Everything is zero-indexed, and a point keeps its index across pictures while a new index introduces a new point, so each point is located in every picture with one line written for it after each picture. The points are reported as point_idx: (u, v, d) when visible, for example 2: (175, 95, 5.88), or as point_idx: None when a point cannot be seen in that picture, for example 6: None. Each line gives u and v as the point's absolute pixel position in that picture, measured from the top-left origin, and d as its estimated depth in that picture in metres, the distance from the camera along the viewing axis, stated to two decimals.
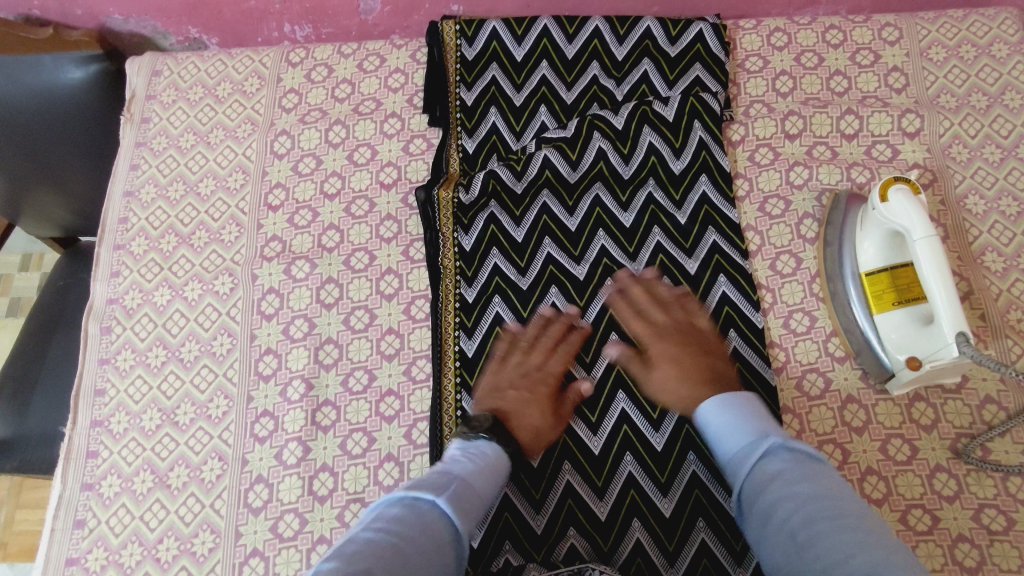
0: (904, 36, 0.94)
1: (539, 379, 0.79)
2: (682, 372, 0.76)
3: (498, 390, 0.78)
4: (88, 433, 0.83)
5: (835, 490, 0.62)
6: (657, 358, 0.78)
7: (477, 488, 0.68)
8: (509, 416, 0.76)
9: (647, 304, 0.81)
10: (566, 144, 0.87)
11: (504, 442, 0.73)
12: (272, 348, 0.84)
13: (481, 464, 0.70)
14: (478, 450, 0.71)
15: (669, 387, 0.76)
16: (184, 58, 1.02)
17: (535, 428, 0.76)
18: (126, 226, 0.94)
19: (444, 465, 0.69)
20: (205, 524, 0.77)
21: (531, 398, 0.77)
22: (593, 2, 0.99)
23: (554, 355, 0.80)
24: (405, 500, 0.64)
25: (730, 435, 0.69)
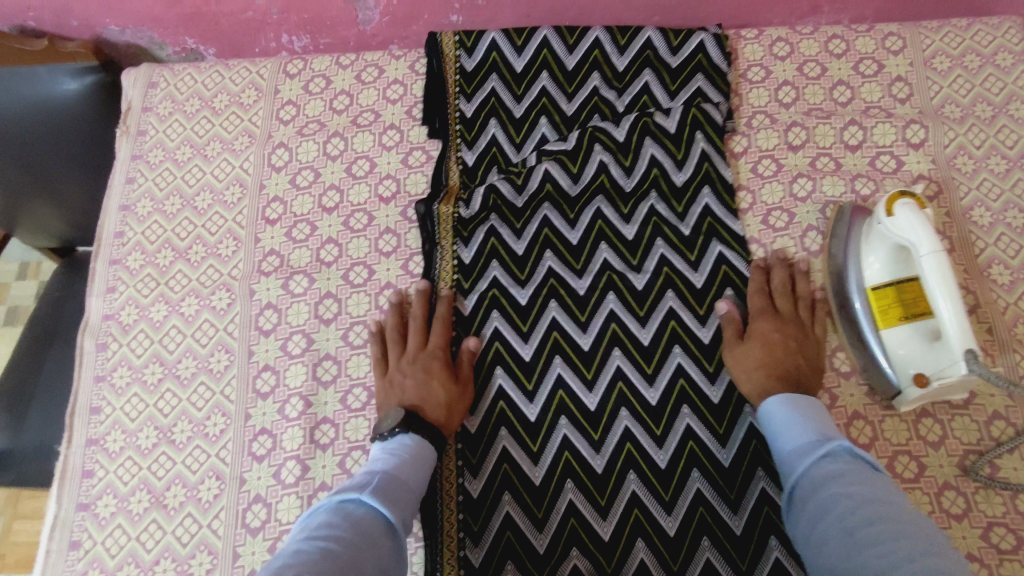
0: (907, 46, 0.93)
1: (428, 358, 0.79)
2: (771, 356, 0.76)
3: (393, 384, 0.77)
4: (83, 452, 0.82)
5: (887, 494, 0.59)
6: (755, 334, 0.77)
7: (405, 482, 0.66)
8: (417, 406, 0.75)
9: (775, 293, 0.80)
10: (567, 157, 0.87)
11: (421, 429, 0.73)
12: (270, 364, 0.83)
13: (403, 457, 0.69)
14: (399, 444, 0.71)
15: (749, 359, 0.76)
16: (180, 70, 1.01)
17: (447, 403, 0.76)
18: (121, 241, 0.92)
19: (366, 469, 0.68)
20: (203, 545, 0.76)
21: (429, 377, 0.77)
22: (593, 12, 0.98)
23: (435, 333, 0.81)
24: (332, 506, 0.61)
25: (790, 433, 0.69)
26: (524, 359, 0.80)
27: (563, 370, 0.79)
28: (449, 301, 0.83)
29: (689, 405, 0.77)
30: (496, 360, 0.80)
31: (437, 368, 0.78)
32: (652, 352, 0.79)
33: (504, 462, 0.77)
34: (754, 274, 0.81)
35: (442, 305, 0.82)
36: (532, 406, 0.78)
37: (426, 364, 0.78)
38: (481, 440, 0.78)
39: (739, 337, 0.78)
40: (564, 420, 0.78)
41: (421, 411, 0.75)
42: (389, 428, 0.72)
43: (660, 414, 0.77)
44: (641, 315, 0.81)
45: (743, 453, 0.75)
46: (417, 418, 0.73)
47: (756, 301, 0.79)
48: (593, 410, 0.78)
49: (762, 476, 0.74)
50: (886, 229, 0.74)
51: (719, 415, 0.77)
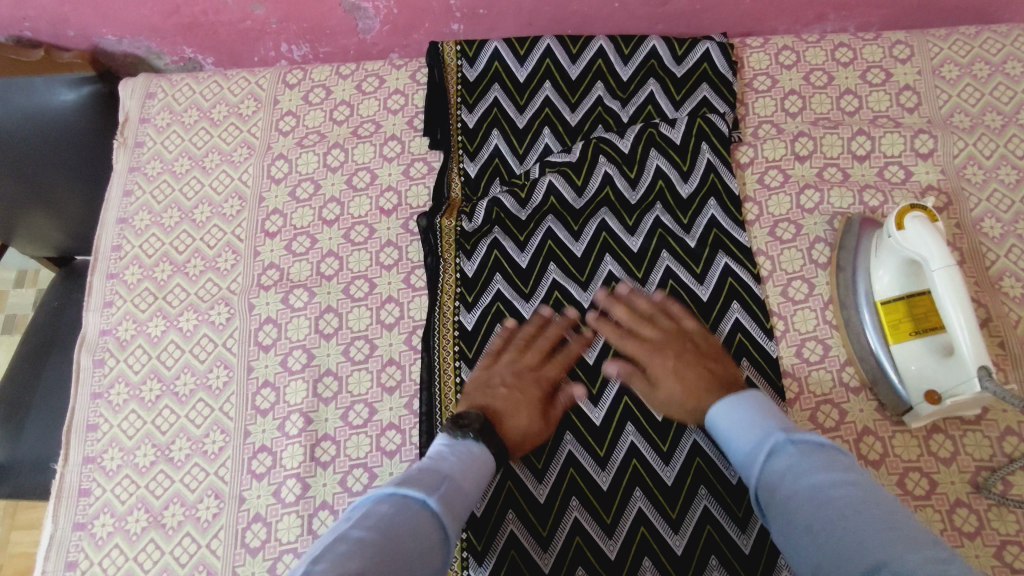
0: (915, 54, 0.91)
1: (533, 381, 0.76)
2: (680, 379, 0.74)
3: (490, 386, 0.75)
4: (80, 470, 0.81)
5: (848, 479, 0.57)
6: (655, 370, 0.76)
7: (466, 490, 0.64)
8: (497, 416, 0.73)
9: (630, 320, 0.79)
10: (571, 169, 0.85)
11: (492, 442, 0.69)
12: (270, 380, 0.82)
13: (468, 464, 0.66)
14: (468, 449, 0.67)
15: (671, 397, 0.74)
16: (178, 80, 1.00)
17: (523, 432, 0.73)
18: (119, 254, 0.91)
19: (430, 461, 0.65)
20: (202, 565, 0.75)
21: (524, 399, 0.75)
22: (596, 20, 0.96)
23: (551, 361, 0.78)
24: (393, 497, 0.59)
25: (738, 434, 0.66)
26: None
27: (568, 386, 0.78)
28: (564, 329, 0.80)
29: None
30: None
31: (534, 393, 0.76)
32: None
33: (508, 479, 0.75)
34: (612, 301, 0.80)
35: (555, 330, 0.79)
36: None
37: (525, 385, 0.76)
38: None
39: (651, 381, 0.76)
40: (568, 435, 0.76)
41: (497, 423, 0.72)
42: (463, 427, 0.69)
43: (666, 430, 0.76)
44: None
45: None
46: (492, 430, 0.70)
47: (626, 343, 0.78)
48: (598, 426, 0.77)
49: None
50: (896, 242, 0.72)
51: None
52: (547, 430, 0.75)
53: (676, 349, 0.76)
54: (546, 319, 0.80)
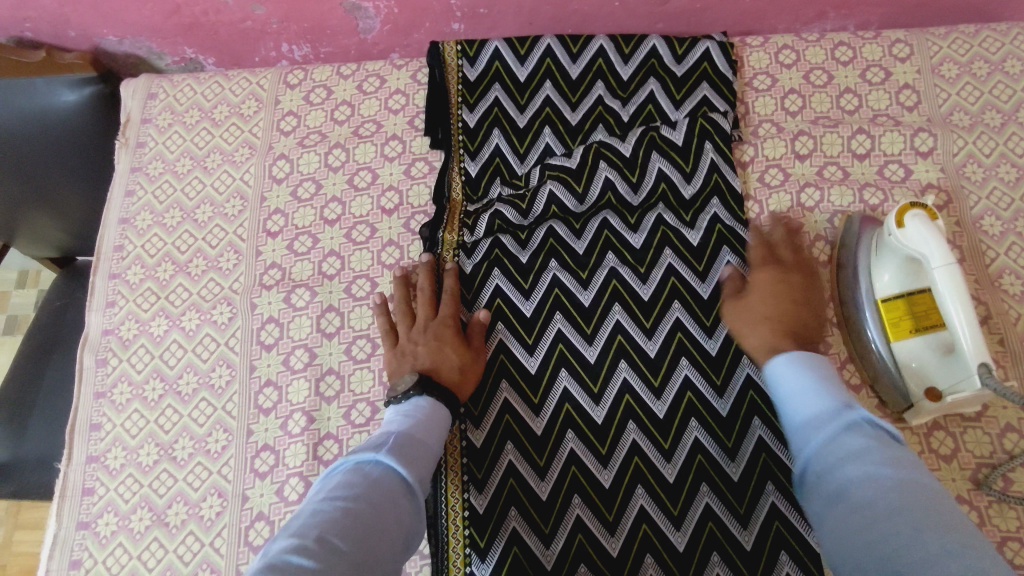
0: (915, 53, 0.92)
1: (437, 325, 0.79)
2: (771, 303, 0.74)
3: (405, 354, 0.78)
4: (83, 469, 0.81)
5: (913, 475, 0.53)
6: (757, 285, 0.77)
7: (420, 440, 0.65)
8: (431, 369, 0.75)
9: (780, 244, 0.79)
10: (571, 176, 0.85)
11: (435, 391, 0.72)
12: (272, 379, 0.82)
13: (418, 419, 0.68)
14: (415, 406, 0.70)
15: (749, 314, 0.75)
16: (180, 80, 1.00)
17: (459, 364, 0.77)
18: (121, 254, 0.92)
19: (382, 431, 0.66)
20: (205, 563, 0.75)
21: (439, 342, 0.78)
22: (596, 19, 0.97)
23: (441, 303, 0.81)
24: (348, 467, 0.59)
25: (804, 402, 0.62)
26: (529, 372, 0.80)
27: (569, 384, 0.79)
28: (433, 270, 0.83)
29: (697, 419, 0.76)
30: (500, 373, 0.80)
31: (446, 334, 0.79)
32: (659, 364, 0.78)
33: (510, 477, 0.75)
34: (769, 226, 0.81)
35: (426, 276, 0.83)
36: (538, 421, 0.78)
37: (436, 331, 0.79)
38: (487, 456, 0.76)
39: (744, 293, 0.77)
40: (571, 434, 0.77)
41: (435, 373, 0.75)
42: (403, 392, 0.71)
43: (668, 428, 0.76)
44: (647, 327, 0.80)
45: (752, 466, 0.74)
46: (432, 380, 0.73)
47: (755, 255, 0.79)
48: (600, 424, 0.77)
49: (773, 490, 0.73)
50: (897, 241, 0.72)
51: (728, 428, 0.75)
52: (478, 352, 0.79)
53: (791, 279, 0.76)
54: (434, 265, 0.84)
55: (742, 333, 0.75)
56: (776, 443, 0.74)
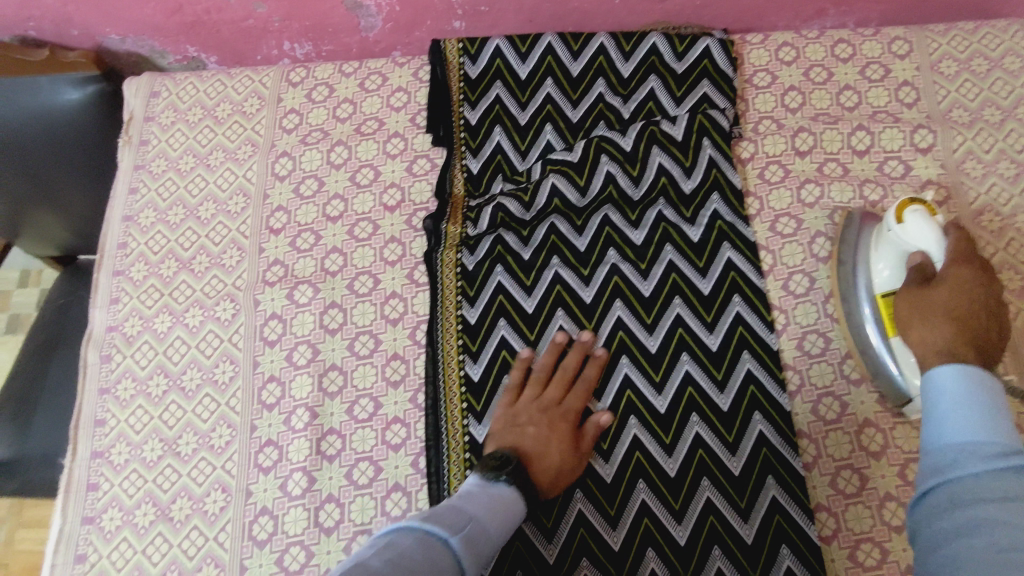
0: (914, 50, 0.92)
1: (557, 415, 0.76)
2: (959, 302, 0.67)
3: (517, 424, 0.75)
4: (88, 464, 0.82)
5: None
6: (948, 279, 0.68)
7: (491, 532, 0.63)
8: (528, 454, 0.72)
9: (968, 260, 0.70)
10: (573, 170, 0.85)
11: (524, 485, 0.69)
12: (275, 375, 0.83)
13: (496, 505, 0.65)
14: (499, 491, 0.67)
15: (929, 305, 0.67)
16: (182, 79, 1.00)
17: (558, 469, 0.73)
18: (125, 251, 0.92)
19: (458, 500, 0.65)
20: (209, 558, 0.75)
21: (552, 435, 0.74)
22: (596, 17, 0.97)
23: (573, 392, 0.78)
24: (417, 532, 0.58)
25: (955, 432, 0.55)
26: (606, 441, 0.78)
27: None
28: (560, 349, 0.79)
29: (698, 414, 0.76)
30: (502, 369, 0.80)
31: (562, 428, 0.75)
32: (659, 359, 0.79)
33: None
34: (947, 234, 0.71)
35: (574, 356, 0.79)
36: None
37: (554, 421, 0.76)
38: None
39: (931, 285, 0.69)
40: None
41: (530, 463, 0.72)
42: (496, 470, 0.69)
43: (668, 422, 0.76)
44: (648, 323, 0.81)
45: (752, 460, 0.74)
46: (522, 471, 0.70)
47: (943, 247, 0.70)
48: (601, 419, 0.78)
49: (773, 484, 0.73)
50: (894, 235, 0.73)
51: (729, 423, 0.76)
52: (582, 461, 0.75)
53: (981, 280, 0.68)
54: (588, 346, 0.79)
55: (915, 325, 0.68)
56: (776, 437, 0.75)
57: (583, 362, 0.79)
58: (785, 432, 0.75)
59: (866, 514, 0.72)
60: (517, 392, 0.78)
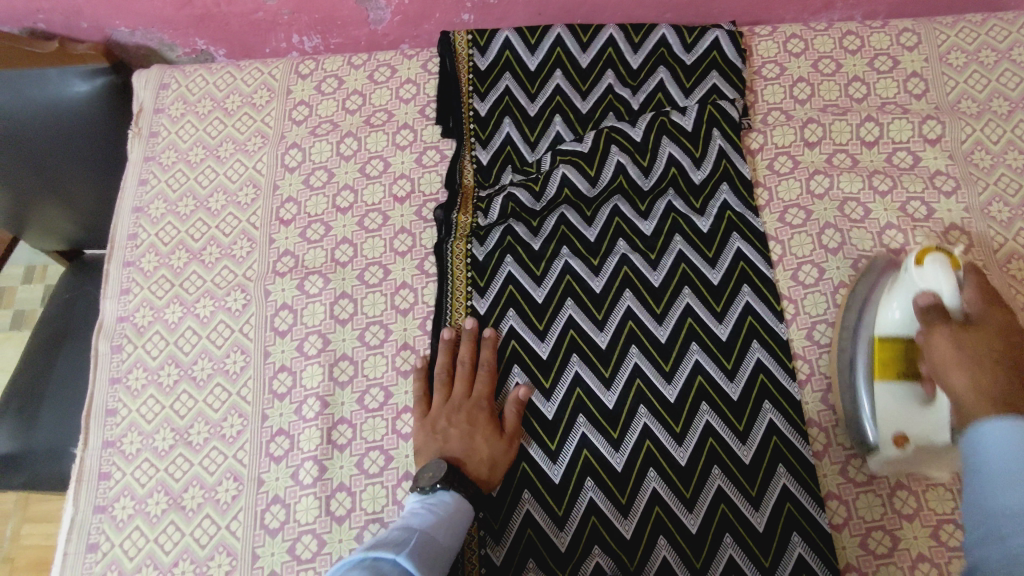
0: (922, 41, 0.92)
1: (472, 408, 0.77)
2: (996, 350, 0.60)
3: (436, 431, 0.75)
4: (100, 454, 0.82)
5: None
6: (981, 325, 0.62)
7: (438, 542, 0.64)
8: (459, 456, 0.74)
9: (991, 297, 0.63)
10: (584, 160, 0.85)
11: (462, 486, 0.70)
12: (286, 365, 0.83)
13: (441, 515, 0.67)
14: (439, 500, 0.69)
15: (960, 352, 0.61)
16: (192, 71, 1.01)
17: (491, 459, 0.74)
18: (135, 242, 0.92)
19: (403, 522, 0.66)
20: (221, 546, 0.76)
21: (473, 430, 0.75)
22: (605, 10, 0.97)
23: (477, 379, 0.78)
24: (365, 562, 0.56)
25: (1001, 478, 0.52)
26: (547, 418, 0.78)
27: (581, 368, 0.79)
28: (473, 341, 0.80)
29: (708, 403, 0.77)
30: (512, 359, 0.80)
31: (481, 418, 0.76)
32: (669, 348, 0.79)
33: (523, 461, 0.76)
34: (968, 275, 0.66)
35: (468, 346, 0.80)
36: (550, 404, 0.78)
37: (470, 414, 0.76)
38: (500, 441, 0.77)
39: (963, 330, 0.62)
40: (582, 418, 0.77)
41: (464, 465, 0.73)
42: (428, 482, 0.70)
43: (678, 411, 0.77)
44: (658, 313, 0.81)
45: (762, 449, 0.75)
46: (457, 472, 0.71)
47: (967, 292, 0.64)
48: (550, 419, 0.78)
49: (784, 472, 0.73)
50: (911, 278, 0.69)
51: (739, 412, 0.76)
52: (512, 441, 0.76)
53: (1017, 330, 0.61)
54: (476, 332, 0.80)
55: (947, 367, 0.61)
56: (786, 426, 0.75)
57: (478, 349, 0.80)
58: (796, 420, 0.75)
59: (877, 502, 0.73)
60: (427, 400, 0.78)
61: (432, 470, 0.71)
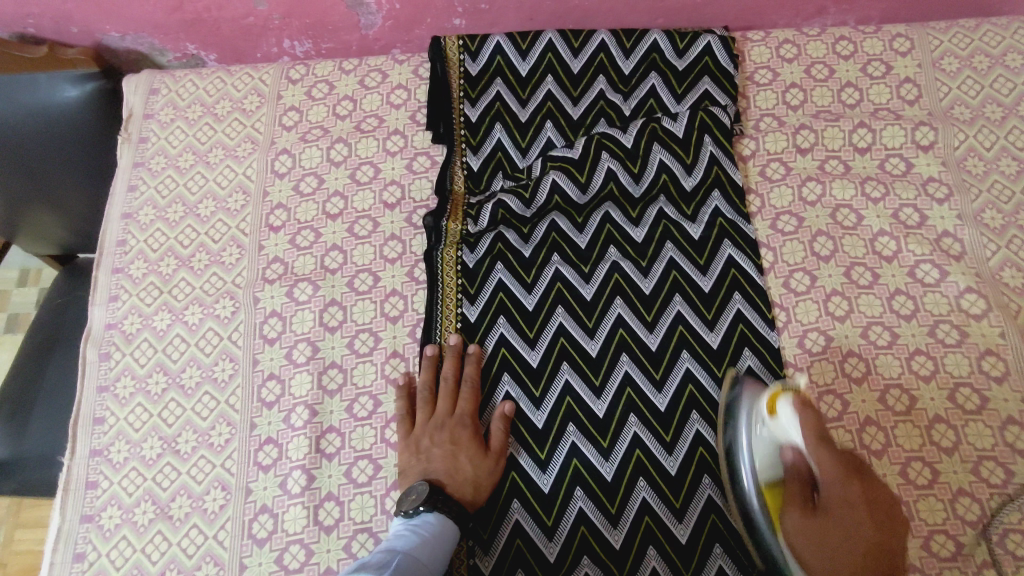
0: (915, 47, 0.92)
1: (455, 426, 0.77)
2: (854, 528, 0.62)
3: (420, 450, 0.75)
4: (87, 463, 0.81)
5: None
6: (834, 502, 0.63)
7: (422, 563, 0.65)
8: (442, 476, 0.73)
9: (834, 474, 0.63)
10: (574, 167, 0.85)
11: (446, 507, 0.70)
12: (275, 373, 0.82)
13: (426, 536, 0.68)
14: (424, 521, 0.69)
15: (825, 541, 0.62)
16: (182, 76, 1.00)
17: (475, 479, 0.74)
18: (124, 248, 0.92)
19: (387, 545, 0.67)
20: (208, 556, 0.75)
21: (456, 449, 0.75)
22: (597, 15, 0.97)
23: (461, 397, 0.78)
24: None
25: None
26: (537, 427, 0.77)
27: (571, 377, 0.79)
28: (458, 358, 0.79)
29: (698, 411, 0.76)
30: (502, 367, 0.80)
31: (464, 437, 0.76)
32: (660, 357, 0.79)
33: (512, 470, 0.76)
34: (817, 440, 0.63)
35: (451, 364, 0.79)
36: (540, 414, 0.78)
37: (454, 432, 0.76)
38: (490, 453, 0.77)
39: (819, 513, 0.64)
40: (572, 427, 0.77)
41: (448, 485, 0.73)
42: (412, 504, 0.70)
43: (669, 420, 0.76)
44: (648, 320, 0.80)
45: None
46: (441, 493, 0.71)
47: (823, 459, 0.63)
48: (540, 428, 0.77)
49: None
50: (772, 429, 0.67)
51: None
52: (497, 459, 0.75)
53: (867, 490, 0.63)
54: (460, 349, 0.80)
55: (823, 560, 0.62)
56: None
57: (461, 366, 0.80)
58: None
59: None
60: (411, 418, 0.78)
61: (415, 491, 0.71)
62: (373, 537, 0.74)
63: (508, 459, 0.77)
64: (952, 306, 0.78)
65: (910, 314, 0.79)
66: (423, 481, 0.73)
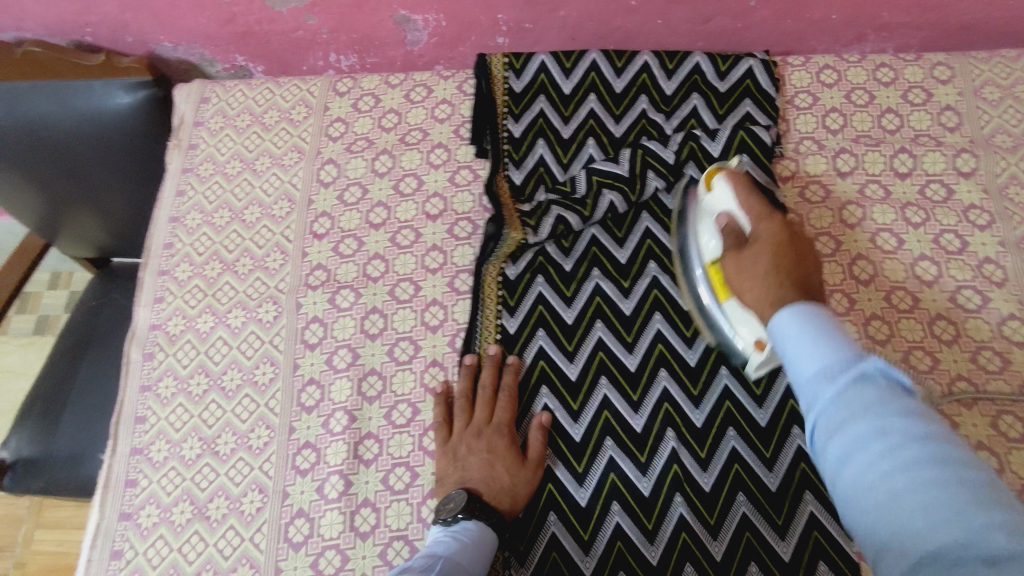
0: (956, 75, 0.93)
1: (493, 435, 0.77)
2: (771, 253, 0.68)
3: (458, 458, 0.75)
4: (127, 461, 0.82)
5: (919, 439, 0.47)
6: (757, 238, 0.70)
7: (466, 566, 0.65)
8: (480, 484, 0.73)
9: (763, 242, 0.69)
10: (625, 185, 0.86)
11: (485, 514, 0.70)
12: (315, 378, 0.83)
13: (466, 542, 0.68)
14: (464, 528, 0.69)
15: (749, 272, 0.69)
16: (232, 86, 1.03)
17: (513, 487, 0.74)
18: (170, 252, 0.94)
19: (428, 550, 0.67)
20: (243, 558, 0.75)
21: (493, 458, 0.75)
22: (639, 36, 0.98)
23: (499, 405, 0.78)
24: None
25: (803, 354, 0.55)
26: (575, 440, 0.77)
27: (609, 392, 0.79)
28: (497, 367, 0.80)
29: (734, 427, 0.76)
30: (541, 379, 0.80)
31: (502, 446, 0.76)
32: (698, 372, 0.79)
33: (549, 483, 0.76)
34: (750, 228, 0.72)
35: (489, 372, 0.80)
36: (578, 427, 0.78)
37: (491, 442, 0.76)
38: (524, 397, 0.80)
39: (744, 248, 0.71)
40: (609, 440, 0.77)
41: (486, 495, 0.73)
42: (451, 512, 0.70)
43: (704, 436, 0.76)
44: (687, 336, 0.80)
45: (790, 477, 0.73)
46: (479, 501, 0.71)
47: (749, 209, 0.72)
48: (578, 442, 0.77)
49: (811, 499, 0.72)
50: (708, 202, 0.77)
51: (767, 438, 0.75)
52: (534, 469, 0.75)
53: (786, 230, 0.70)
54: (499, 358, 0.81)
55: (745, 283, 0.69)
56: None
57: (500, 375, 0.80)
58: None
59: None
60: (448, 426, 0.78)
61: (453, 501, 0.71)
62: (409, 545, 0.74)
63: (545, 472, 0.76)
64: (994, 333, 0.78)
65: (951, 340, 0.78)
66: (461, 489, 0.73)
